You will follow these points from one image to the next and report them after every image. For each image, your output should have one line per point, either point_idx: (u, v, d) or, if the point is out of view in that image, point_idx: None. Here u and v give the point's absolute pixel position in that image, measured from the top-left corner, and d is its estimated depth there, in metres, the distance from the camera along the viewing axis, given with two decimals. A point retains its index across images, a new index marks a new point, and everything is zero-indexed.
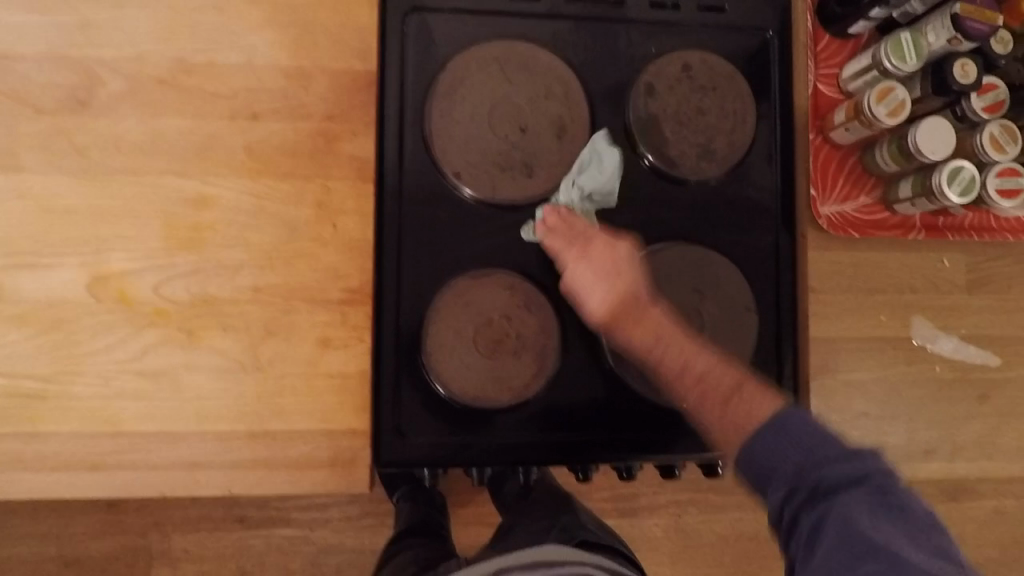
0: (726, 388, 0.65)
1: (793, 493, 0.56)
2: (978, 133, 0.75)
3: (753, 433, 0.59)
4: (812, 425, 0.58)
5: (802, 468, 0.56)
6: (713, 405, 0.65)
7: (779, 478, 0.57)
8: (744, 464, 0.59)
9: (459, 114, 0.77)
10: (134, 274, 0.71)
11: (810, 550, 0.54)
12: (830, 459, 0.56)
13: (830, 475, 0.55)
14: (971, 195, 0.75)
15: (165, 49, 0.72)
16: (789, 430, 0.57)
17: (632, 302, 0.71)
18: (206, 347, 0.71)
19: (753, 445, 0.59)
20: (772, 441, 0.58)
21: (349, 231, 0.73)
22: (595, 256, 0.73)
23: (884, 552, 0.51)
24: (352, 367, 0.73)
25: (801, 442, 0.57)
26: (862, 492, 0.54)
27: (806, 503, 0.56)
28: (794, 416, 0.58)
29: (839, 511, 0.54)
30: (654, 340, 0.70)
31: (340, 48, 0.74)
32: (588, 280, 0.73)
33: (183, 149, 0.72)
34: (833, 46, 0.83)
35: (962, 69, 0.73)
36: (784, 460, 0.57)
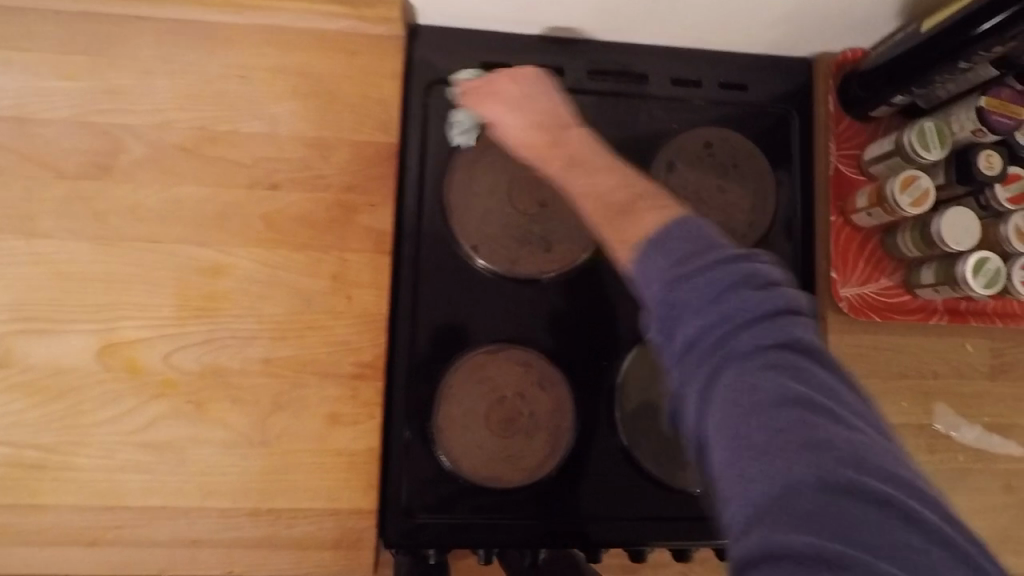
0: (626, 203, 0.57)
1: (665, 333, 0.47)
2: (1003, 223, 0.73)
3: (637, 251, 0.51)
4: (693, 240, 0.49)
5: (697, 307, 0.45)
6: (608, 216, 0.58)
7: (655, 305, 0.47)
8: (634, 286, 0.51)
9: (479, 188, 0.77)
10: (145, 341, 0.70)
11: (691, 381, 0.44)
12: (753, 314, 0.44)
13: (693, 287, 0.46)
14: (996, 287, 0.72)
15: (191, 119, 0.73)
16: (668, 246, 0.49)
17: (551, 123, 0.69)
18: (212, 420, 0.70)
19: (637, 265, 0.50)
20: (650, 260, 0.49)
21: (364, 304, 0.72)
22: (500, 89, 0.73)
23: (763, 387, 0.42)
24: (360, 445, 0.71)
25: (709, 279, 0.45)
26: (757, 363, 0.43)
27: (688, 333, 0.45)
28: (689, 230, 0.49)
29: (738, 367, 0.43)
30: (568, 158, 0.66)
31: (363, 120, 0.75)
32: (506, 109, 0.71)
33: (201, 217, 0.72)
34: (854, 128, 0.82)
35: (987, 160, 0.72)
36: (669, 276, 0.47)
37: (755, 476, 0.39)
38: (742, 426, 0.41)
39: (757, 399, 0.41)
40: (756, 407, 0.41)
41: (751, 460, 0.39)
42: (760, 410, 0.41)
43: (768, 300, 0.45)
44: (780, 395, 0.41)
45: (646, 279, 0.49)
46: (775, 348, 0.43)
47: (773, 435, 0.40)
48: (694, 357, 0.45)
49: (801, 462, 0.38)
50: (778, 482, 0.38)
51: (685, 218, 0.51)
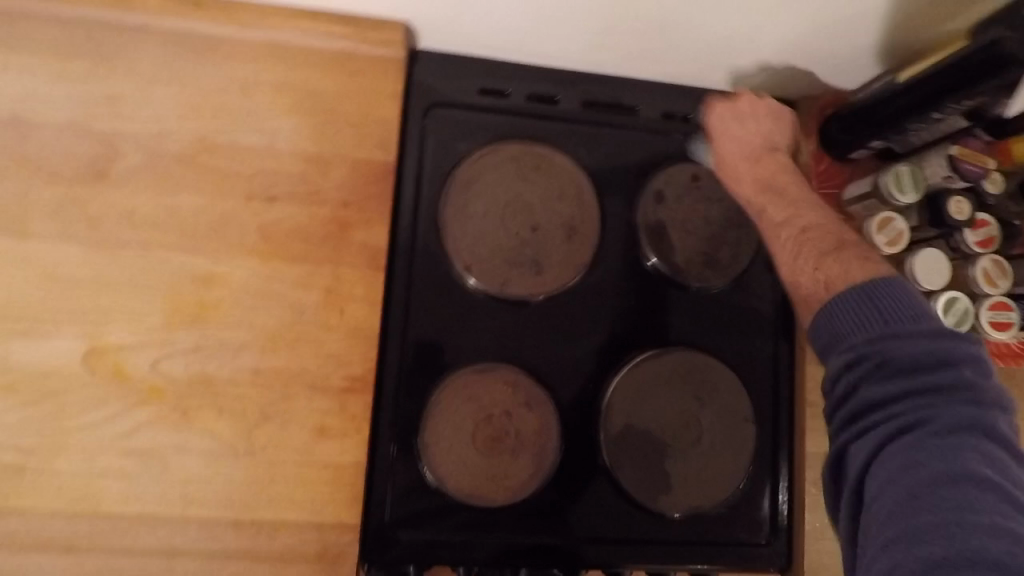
0: (831, 246, 0.66)
1: (856, 381, 0.56)
2: (971, 265, 0.77)
3: (843, 295, 0.61)
4: (908, 306, 0.57)
5: (893, 375, 0.55)
6: (816, 255, 0.66)
7: (850, 357, 0.57)
8: (820, 333, 0.61)
9: (473, 209, 0.79)
10: (133, 347, 0.70)
11: (875, 437, 0.54)
12: (965, 398, 0.53)
13: (898, 357, 0.55)
14: (965, 326, 0.76)
15: (192, 129, 0.74)
16: (913, 310, 0.57)
17: (759, 151, 0.77)
18: (198, 428, 0.69)
19: (840, 313, 0.60)
20: (855, 310, 0.59)
21: (356, 318, 0.73)
22: (740, 107, 0.80)
23: (927, 458, 0.51)
24: (345, 458, 0.71)
25: (949, 359, 0.54)
26: (950, 441, 0.51)
27: (901, 397, 0.54)
28: (887, 295, 0.58)
29: (928, 440, 0.52)
30: (761, 189, 0.75)
31: (362, 138, 0.77)
32: (725, 131, 0.80)
33: (197, 226, 0.73)
34: (833, 168, 0.85)
35: (957, 205, 0.75)
36: (902, 334, 0.56)
37: (918, 537, 0.48)
38: (907, 493, 0.50)
39: (927, 469, 0.50)
40: (920, 479, 0.50)
41: (909, 523, 0.49)
42: (929, 481, 0.50)
43: (959, 381, 0.53)
44: (947, 468, 0.50)
45: (846, 328, 0.59)
46: (949, 423, 0.52)
47: (937, 508, 0.49)
48: (882, 419, 0.54)
49: (957, 534, 0.47)
50: (934, 547, 0.47)
51: (884, 279, 0.60)
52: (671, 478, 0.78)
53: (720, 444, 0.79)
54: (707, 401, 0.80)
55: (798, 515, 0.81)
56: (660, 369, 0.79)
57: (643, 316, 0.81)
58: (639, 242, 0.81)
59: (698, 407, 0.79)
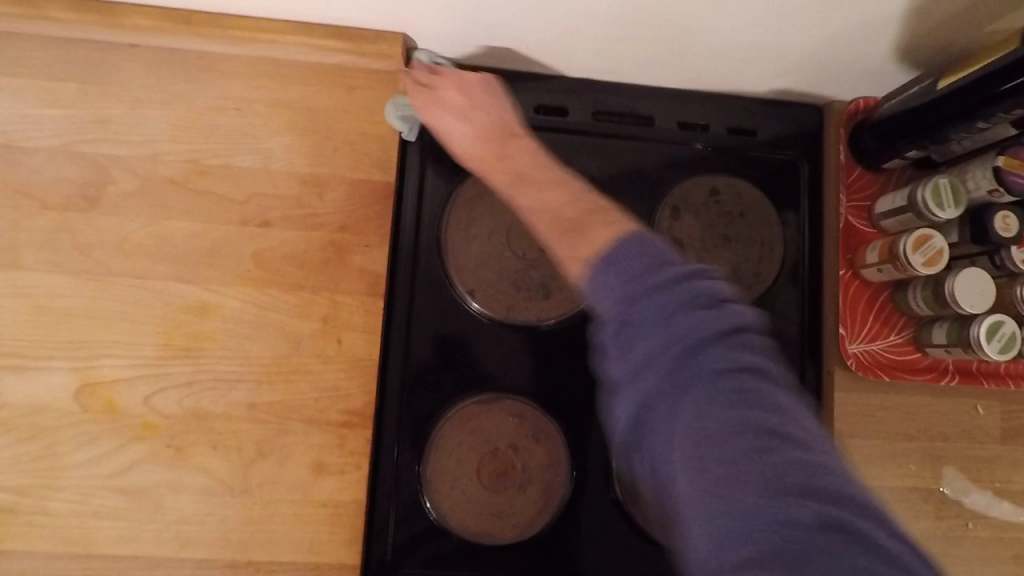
0: (588, 216, 0.58)
1: (609, 328, 0.49)
2: (1018, 285, 0.70)
3: (611, 246, 0.52)
4: (653, 253, 0.50)
5: (626, 314, 0.48)
6: (558, 233, 0.59)
7: (603, 312, 0.50)
8: (586, 291, 0.53)
9: (477, 231, 0.75)
10: (126, 381, 0.67)
11: (641, 398, 0.47)
12: (704, 344, 0.46)
13: (647, 308, 0.48)
14: (1011, 352, 0.70)
15: (183, 152, 0.71)
16: (641, 252, 0.50)
17: (494, 132, 0.70)
18: (192, 465, 0.67)
19: (606, 261, 0.51)
20: (620, 259, 0.50)
21: (354, 348, 0.70)
22: (451, 83, 0.72)
23: (732, 417, 0.44)
24: (345, 496, 0.68)
25: (670, 298, 0.48)
26: (721, 391, 0.45)
27: (681, 351, 0.46)
28: (636, 241, 0.51)
29: (692, 394, 0.45)
30: (520, 173, 0.68)
31: (360, 158, 0.73)
32: (447, 106, 0.71)
33: (189, 254, 0.70)
34: (865, 179, 0.79)
35: (1004, 221, 0.69)
36: (654, 277, 0.49)
37: (719, 502, 0.42)
38: (707, 448, 0.43)
39: (708, 428, 0.44)
40: (720, 432, 0.44)
41: (719, 484, 0.42)
42: (713, 442, 0.44)
43: (722, 321, 0.47)
44: (745, 425, 0.44)
45: (608, 280, 0.50)
46: (706, 373, 0.46)
47: (735, 469, 0.42)
48: (641, 373, 0.47)
49: (772, 486, 0.41)
50: (747, 504, 0.41)
51: (626, 232, 0.53)
52: None
53: None
54: None
55: None
56: None
57: None
58: None
59: None
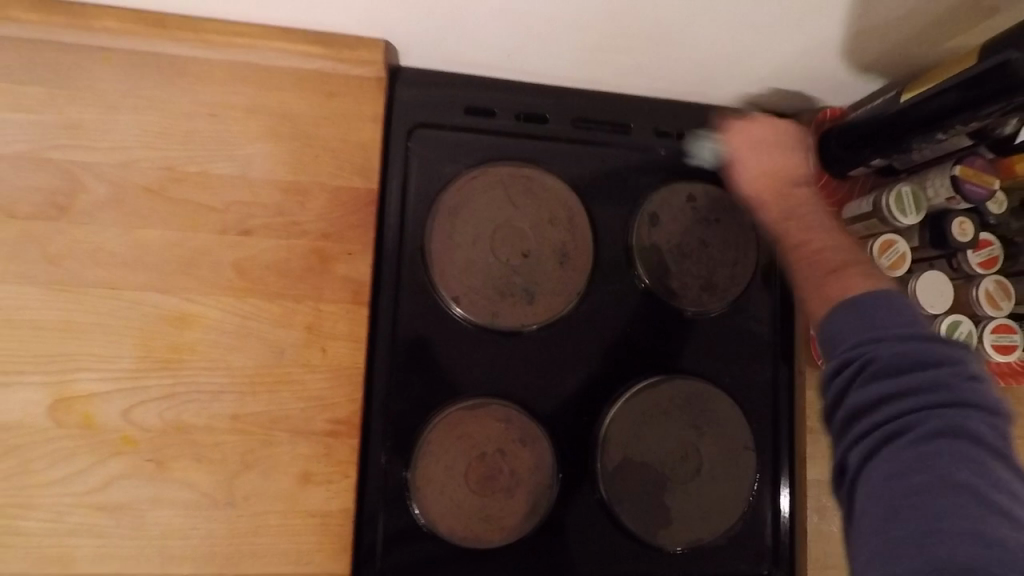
0: (834, 264, 0.63)
1: (844, 374, 0.55)
2: (973, 286, 0.75)
3: (839, 304, 0.59)
4: (905, 313, 0.56)
5: (865, 357, 0.54)
6: (820, 276, 0.63)
7: (840, 356, 0.56)
8: (820, 335, 0.59)
9: (461, 237, 0.75)
10: (103, 395, 0.66)
11: (863, 445, 0.53)
12: (967, 409, 0.51)
13: (864, 366, 0.54)
14: (967, 350, 0.74)
15: (159, 159, 0.69)
16: (869, 310, 0.56)
17: (786, 177, 0.72)
18: (175, 479, 0.66)
19: (836, 313, 0.58)
20: (850, 313, 0.57)
21: (339, 357, 0.70)
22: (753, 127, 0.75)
23: (926, 473, 0.49)
24: (332, 505, 0.68)
25: (935, 353, 0.53)
26: (931, 449, 0.50)
27: (929, 406, 0.51)
28: (875, 298, 0.57)
29: (947, 448, 0.50)
30: (788, 215, 0.70)
31: (342, 165, 0.72)
32: (751, 150, 0.74)
33: (167, 263, 0.68)
34: (832, 186, 0.83)
35: (960, 226, 0.73)
36: (896, 334, 0.54)
37: (896, 548, 0.47)
38: (903, 499, 0.49)
39: (921, 482, 0.49)
40: (905, 487, 0.49)
41: (905, 530, 0.48)
42: (913, 498, 0.49)
43: (934, 379, 0.52)
44: (950, 484, 0.48)
45: (848, 326, 0.57)
46: (927, 430, 0.51)
47: (924, 525, 0.47)
48: (875, 421, 0.53)
49: (959, 541, 0.46)
50: (929, 553, 0.46)
51: (872, 289, 0.58)
52: (672, 511, 0.76)
53: (720, 474, 0.77)
54: (706, 431, 0.77)
55: (800, 544, 0.79)
56: (660, 398, 0.77)
57: (640, 342, 0.78)
58: (634, 266, 0.78)
59: (697, 437, 0.77)
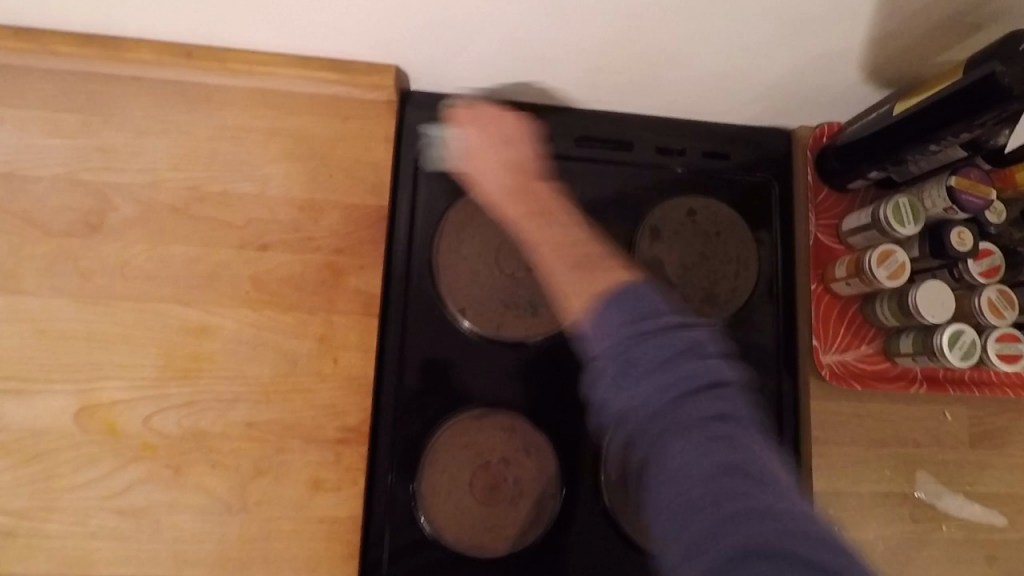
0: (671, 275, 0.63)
1: (605, 371, 0.55)
2: (976, 296, 0.75)
3: (596, 300, 0.58)
4: (650, 303, 0.57)
5: (622, 352, 0.54)
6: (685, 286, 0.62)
7: (597, 354, 0.56)
8: (580, 330, 0.60)
9: (467, 252, 0.78)
10: (125, 403, 0.69)
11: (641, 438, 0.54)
12: (699, 389, 0.54)
13: (642, 357, 0.54)
14: (972, 359, 0.74)
15: (183, 180, 0.74)
16: (622, 303, 0.57)
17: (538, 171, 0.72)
18: (191, 485, 0.68)
19: (595, 311, 0.57)
20: (611, 309, 0.57)
21: (350, 367, 0.72)
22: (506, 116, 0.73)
23: (710, 462, 0.51)
24: (342, 511, 0.70)
25: (680, 344, 0.54)
26: (694, 433, 0.52)
27: (687, 395, 0.53)
28: (627, 290, 0.58)
29: (712, 436, 0.52)
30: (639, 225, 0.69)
31: (354, 183, 0.76)
32: (516, 139, 0.72)
33: (188, 277, 0.72)
34: (832, 199, 0.84)
35: (959, 236, 0.74)
36: (647, 324, 0.55)
37: (702, 547, 0.48)
38: (681, 492, 0.51)
39: (703, 471, 0.51)
40: (694, 481, 0.51)
41: (697, 522, 0.50)
42: (698, 488, 0.51)
43: (694, 367, 0.54)
44: (732, 470, 0.51)
45: (603, 323, 0.56)
46: (692, 418, 0.53)
47: (719, 515, 0.49)
48: (649, 417, 0.53)
49: (761, 527, 0.48)
50: (728, 544, 0.48)
51: (619, 280, 0.59)
52: None
53: None
54: None
55: None
56: None
57: None
58: None
59: None
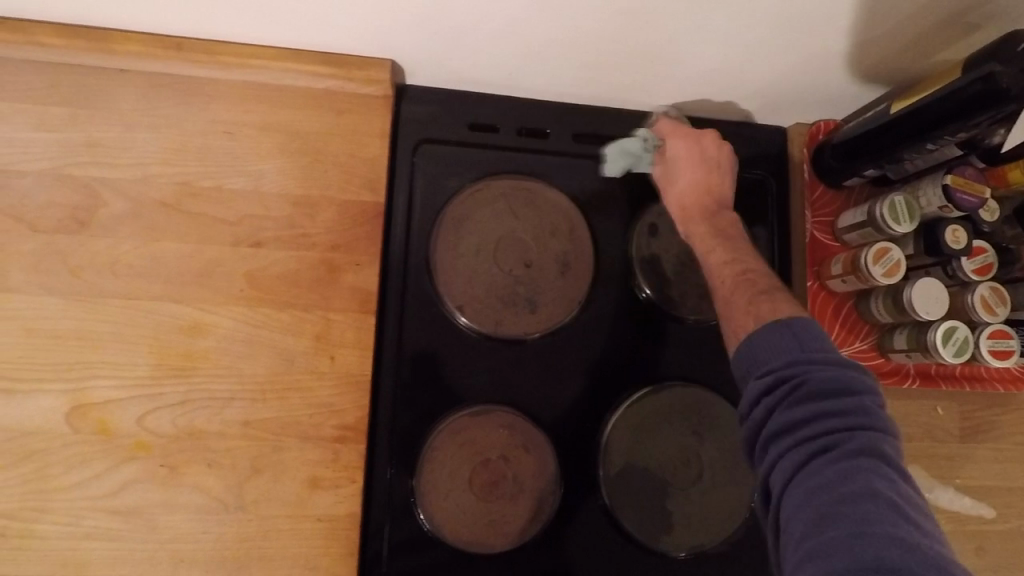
0: (763, 288, 0.65)
1: (771, 388, 0.55)
2: (969, 293, 0.76)
3: (761, 326, 0.60)
4: (826, 341, 0.57)
5: (790, 366, 0.55)
6: (738, 293, 0.66)
7: (765, 371, 0.56)
8: (739, 354, 0.60)
9: (464, 248, 0.78)
10: (119, 402, 0.68)
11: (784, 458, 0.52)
12: (877, 429, 0.52)
13: (799, 384, 0.54)
14: (965, 356, 0.75)
15: (175, 175, 0.72)
16: (802, 334, 0.57)
17: (711, 203, 0.76)
18: (187, 484, 0.67)
19: (758, 338, 0.59)
20: (773, 334, 0.58)
21: (346, 364, 0.72)
22: (682, 143, 0.78)
23: (852, 486, 0.48)
24: (340, 510, 0.69)
25: (852, 378, 0.54)
26: (846, 459, 0.50)
27: (842, 421, 0.52)
28: (808, 326, 0.57)
29: (860, 464, 0.49)
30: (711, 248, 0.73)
31: (349, 179, 0.75)
32: (682, 164, 0.77)
33: (182, 274, 0.71)
34: (827, 196, 0.85)
35: (953, 234, 0.75)
36: (820, 354, 0.55)
37: (829, 553, 0.45)
38: (825, 513, 0.48)
39: (840, 492, 0.48)
40: (831, 500, 0.48)
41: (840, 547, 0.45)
42: (835, 509, 0.48)
43: (857, 401, 0.52)
44: (880, 501, 0.47)
45: (766, 347, 0.57)
46: (846, 444, 0.50)
47: (852, 536, 0.46)
48: (786, 435, 0.53)
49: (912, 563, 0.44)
50: (863, 561, 0.44)
51: (798, 315, 0.59)
52: (674, 516, 0.77)
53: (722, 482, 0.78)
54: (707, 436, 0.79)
55: None
56: (660, 405, 0.78)
57: (641, 351, 0.80)
58: (635, 275, 0.80)
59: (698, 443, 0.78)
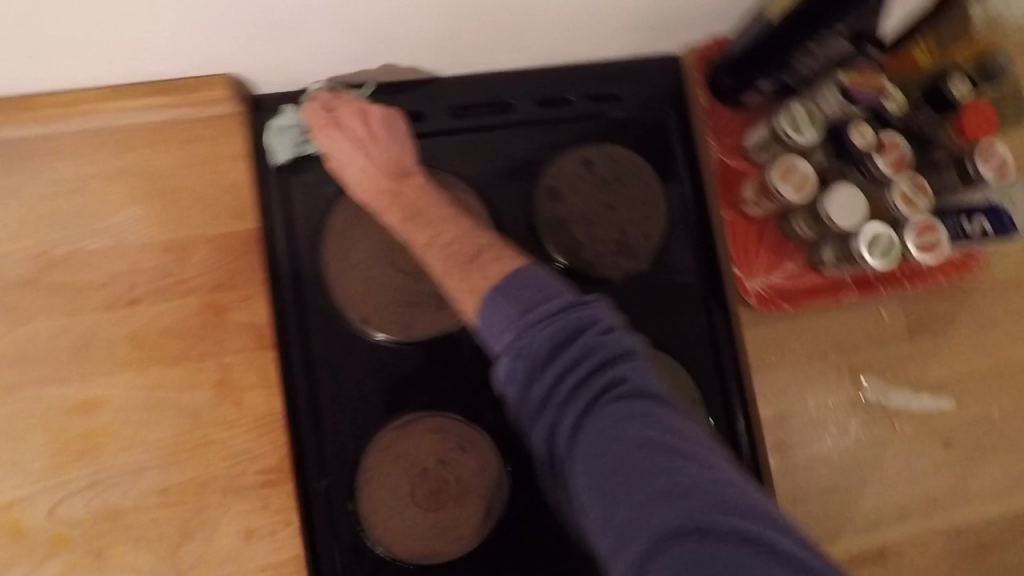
0: (471, 253, 0.62)
1: (514, 357, 0.53)
2: (889, 190, 0.72)
3: (497, 285, 0.56)
4: (542, 285, 0.55)
5: (520, 329, 0.53)
6: (455, 270, 0.62)
7: (500, 345, 0.54)
8: (478, 324, 0.57)
9: (356, 258, 0.73)
10: (25, 499, 0.64)
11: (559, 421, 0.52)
12: (621, 363, 0.52)
13: (539, 341, 0.52)
14: (893, 258, 0.71)
15: (26, 248, 0.67)
16: (523, 286, 0.55)
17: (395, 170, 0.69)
18: (116, 566, 0.64)
19: (495, 295, 0.55)
20: (501, 298, 0.55)
21: (256, 407, 0.68)
22: (347, 119, 0.69)
23: (626, 435, 0.48)
24: (281, 555, 0.66)
25: (584, 325, 0.53)
26: (611, 408, 0.50)
27: (587, 368, 0.51)
28: (528, 273, 0.56)
29: (624, 408, 0.50)
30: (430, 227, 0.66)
31: (215, 212, 0.69)
32: (342, 152, 0.69)
33: (59, 352, 0.66)
34: (729, 118, 0.79)
35: (860, 133, 0.71)
36: (546, 304, 0.54)
37: (629, 527, 0.45)
38: (604, 471, 0.48)
39: (618, 446, 0.48)
40: (612, 452, 0.48)
41: (621, 504, 0.46)
42: (615, 461, 0.48)
43: (590, 342, 0.52)
44: (652, 444, 0.47)
45: (496, 317, 0.55)
46: (597, 389, 0.51)
47: (633, 489, 0.46)
48: (554, 396, 0.52)
49: (693, 508, 0.44)
50: (656, 529, 0.44)
51: (517, 266, 0.58)
52: None
53: None
54: None
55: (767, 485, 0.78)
56: None
57: None
58: (543, 245, 0.76)
59: None
